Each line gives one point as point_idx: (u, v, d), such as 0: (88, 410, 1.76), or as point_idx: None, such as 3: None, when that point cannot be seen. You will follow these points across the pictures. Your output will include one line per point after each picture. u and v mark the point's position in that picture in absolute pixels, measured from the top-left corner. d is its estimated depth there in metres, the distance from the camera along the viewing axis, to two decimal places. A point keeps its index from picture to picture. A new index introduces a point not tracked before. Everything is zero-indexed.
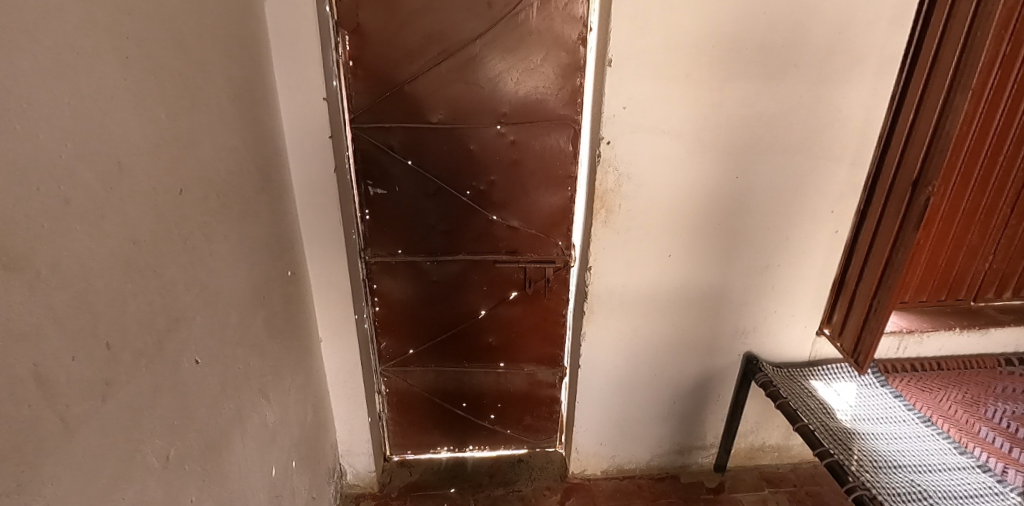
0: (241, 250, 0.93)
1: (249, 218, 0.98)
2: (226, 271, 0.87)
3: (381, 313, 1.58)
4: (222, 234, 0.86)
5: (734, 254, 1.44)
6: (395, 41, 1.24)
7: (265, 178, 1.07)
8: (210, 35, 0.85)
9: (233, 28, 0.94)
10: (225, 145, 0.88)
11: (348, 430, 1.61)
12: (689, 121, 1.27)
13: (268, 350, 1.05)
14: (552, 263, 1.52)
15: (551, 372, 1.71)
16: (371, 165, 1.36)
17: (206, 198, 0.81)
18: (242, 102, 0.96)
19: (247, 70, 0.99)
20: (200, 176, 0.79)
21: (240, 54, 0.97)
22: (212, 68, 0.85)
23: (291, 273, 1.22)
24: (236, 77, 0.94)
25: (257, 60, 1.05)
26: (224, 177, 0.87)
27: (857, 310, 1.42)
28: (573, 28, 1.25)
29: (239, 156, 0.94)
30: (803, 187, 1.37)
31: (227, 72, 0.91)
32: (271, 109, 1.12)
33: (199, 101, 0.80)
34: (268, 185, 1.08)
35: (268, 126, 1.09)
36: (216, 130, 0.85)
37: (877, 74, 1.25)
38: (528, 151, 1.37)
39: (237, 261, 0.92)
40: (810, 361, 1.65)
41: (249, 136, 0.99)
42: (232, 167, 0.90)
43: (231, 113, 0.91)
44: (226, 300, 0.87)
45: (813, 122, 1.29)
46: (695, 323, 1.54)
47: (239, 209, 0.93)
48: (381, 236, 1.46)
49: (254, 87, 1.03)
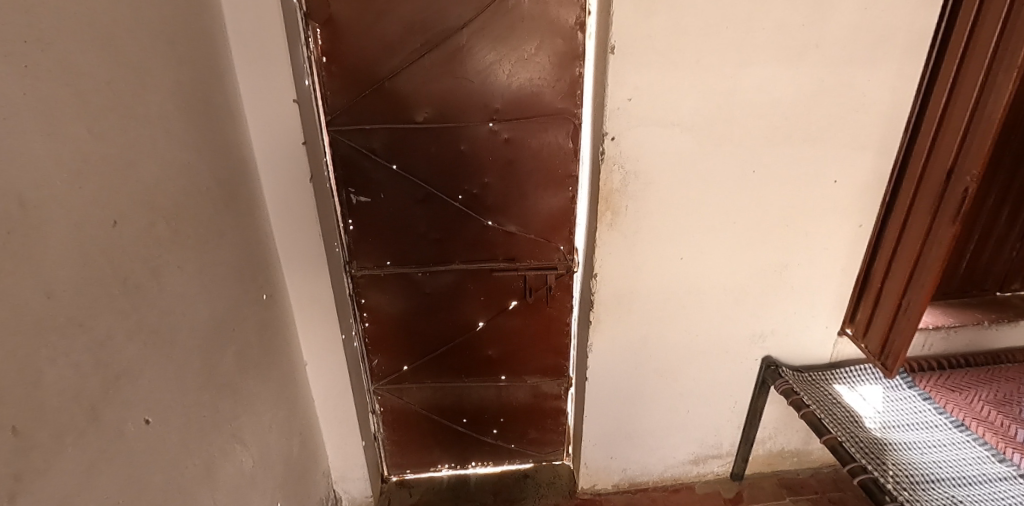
0: (201, 280, 0.82)
1: (212, 243, 0.86)
2: (181, 307, 0.75)
3: (371, 329, 1.46)
4: (176, 265, 0.74)
5: (752, 254, 1.34)
6: (372, 33, 1.11)
7: (230, 194, 0.94)
8: (150, 32, 0.72)
9: (180, 23, 0.81)
10: (175, 162, 0.76)
11: (342, 455, 1.51)
12: (701, 113, 1.15)
13: (242, 388, 0.95)
14: (554, 270, 1.40)
15: (556, 383, 1.60)
16: (352, 170, 1.24)
17: (154, 227, 0.69)
18: (195, 110, 0.84)
19: (203, 73, 0.87)
20: (142, 204, 0.67)
21: (192, 54, 0.84)
22: (156, 74, 0.73)
23: (267, 296, 1.10)
24: (189, 82, 0.82)
25: (214, 61, 0.92)
26: (177, 200, 0.76)
27: (885, 309, 1.32)
28: (569, 12, 1.12)
29: (194, 173, 0.82)
30: (825, 180, 1.26)
31: (177, 77, 0.79)
32: (234, 115, 0.99)
33: (138, 114, 0.68)
34: (235, 202, 0.96)
35: (230, 134, 0.96)
36: (163, 146, 0.73)
37: (907, 52, 1.13)
38: (524, 149, 1.25)
39: (197, 293, 0.80)
40: (832, 363, 1.55)
41: (208, 149, 0.87)
42: (186, 187, 0.79)
43: (183, 127, 0.79)
44: (185, 341, 0.76)
45: (838, 107, 1.18)
46: (710, 330, 1.43)
47: (196, 235, 0.81)
48: (368, 247, 1.34)
49: (211, 91, 0.90)
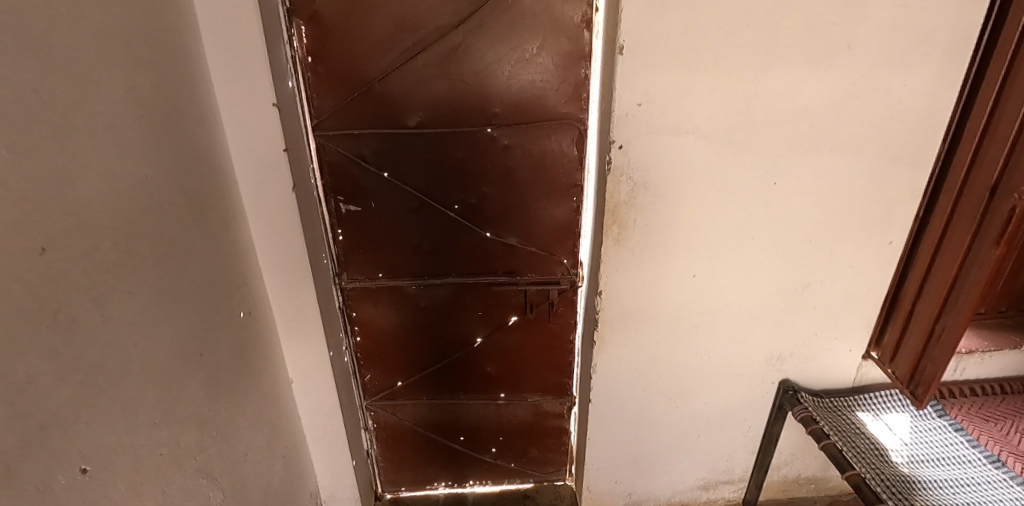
0: (154, 306, 0.75)
1: (170, 265, 0.79)
2: (127, 337, 0.69)
3: (363, 344, 1.38)
4: (119, 291, 0.67)
5: (771, 272, 1.24)
6: (361, 31, 1.02)
7: (197, 209, 0.88)
8: (96, 33, 0.65)
9: (143, 25, 0.74)
10: (123, 177, 0.69)
11: (331, 474, 1.44)
12: (719, 120, 1.05)
13: (208, 418, 0.88)
14: (557, 285, 1.30)
15: (557, 402, 1.51)
16: (340, 177, 1.16)
17: (91, 252, 0.62)
18: (156, 120, 0.77)
19: (169, 78, 0.81)
20: (75, 228, 0.60)
21: (157, 60, 0.78)
22: (102, 79, 0.65)
23: (245, 314, 1.05)
24: (154, 92, 0.76)
25: (184, 64, 0.86)
26: (124, 220, 0.69)
27: (916, 333, 1.22)
28: (575, 8, 1.03)
29: (150, 189, 0.75)
30: (853, 193, 1.15)
31: (134, 84, 0.72)
32: (205, 122, 0.92)
33: (75, 126, 0.60)
34: (203, 217, 0.89)
35: (199, 143, 0.89)
36: (110, 160, 0.66)
37: (951, 54, 1.01)
38: (524, 157, 1.16)
39: (148, 322, 0.73)
40: (855, 388, 1.44)
41: (171, 161, 0.80)
42: (136, 206, 0.71)
43: (140, 139, 0.73)
44: (130, 376, 0.69)
45: (868, 116, 1.07)
46: (723, 351, 1.34)
47: (150, 256, 0.74)
48: (359, 259, 1.25)
49: (177, 97, 0.83)
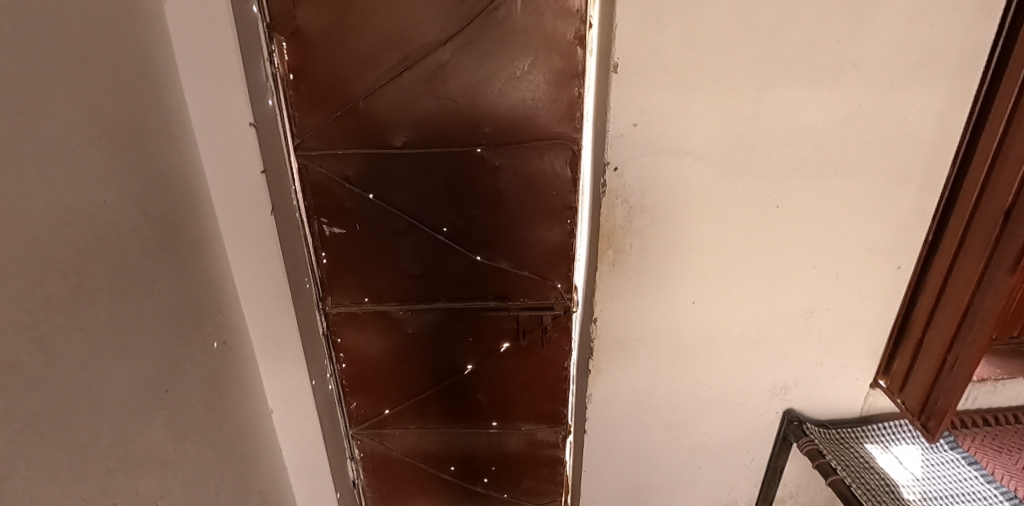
0: (103, 340, 0.70)
1: (123, 297, 0.75)
2: (68, 379, 0.64)
3: (349, 371, 1.30)
4: (58, 328, 0.62)
5: (774, 298, 1.18)
6: (344, 48, 0.97)
7: (155, 235, 0.83)
8: (26, 50, 0.60)
9: (82, 44, 0.71)
10: (65, 204, 0.64)
11: (311, 494, 1.44)
12: (718, 140, 1.00)
13: (173, 458, 0.84)
14: (551, 311, 1.23)
15: (552, 431, 1.42)
16: (323, 198, 1.09)
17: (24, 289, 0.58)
18: (103, 145, 0.73)
19: (121, 102, 0.78)
20: (8, 265, 0.56)
21: (102, 81, 0.74)
22: (38, 102, 0.61)
23: (221, 344, 1.01)
24: (100, 115, 0.73)
25: (141, 85, 0.83)
26: (65, 252, 0.64)
27: (926, 362, 1.17)
28: (568, 24, 0.97)
29: (96, 216, 0.70)
30: (860, 217, 1.10)
31: (72, 105, 0.68)
32: (166, 144, 0.88)
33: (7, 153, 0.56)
34: (161, 244, 0.85)
35: (157, 167, 0.85)
36: (49, 188, 0.62)
37: (960, 72, 0.97)
38: (516, 178, 1.10)
39: (95, 361, 0.68)
40: (862, 418, 1.38)
41: (121, 186, 0.76)
42: (81, 233, 0.67)
43: (84, 163, 0.69)
44: (72, 419, 0.64)
45: (872, 139, 1.02)
46: (725, 380, 1.28)
47: (95, 288, 0.69)
48: (344, 283, 1.19)
49: (128, 121, 0.79)
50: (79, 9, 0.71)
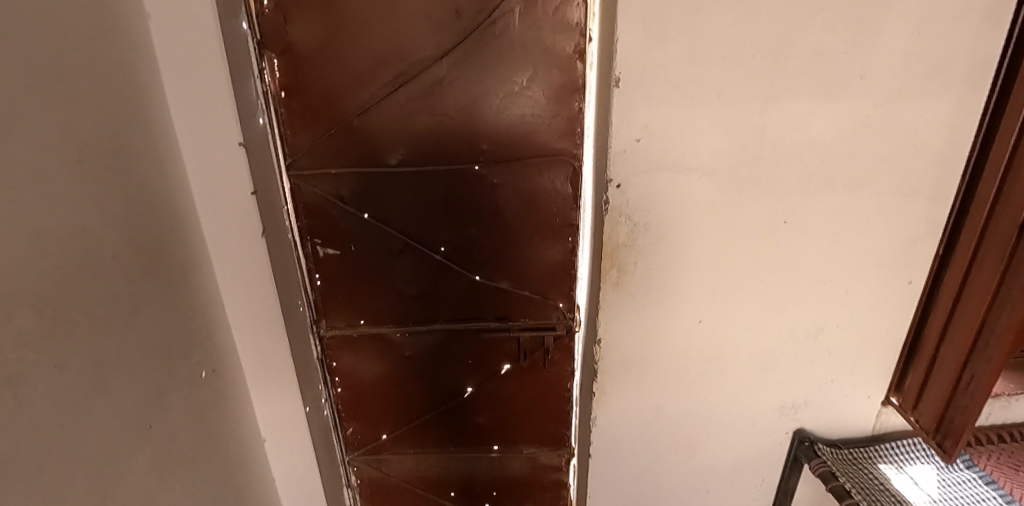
0: (81, 375, 0.66)
1: (103, 328, 0.71)
2: (40, 420, 0.60)
3: (344, 395, 1.26)
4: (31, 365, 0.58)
5: (782, 315, 1.15)
6: (338, 65, 0.94)
7: (139, 262, 0.80)
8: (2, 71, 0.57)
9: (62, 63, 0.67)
10: (40, 233, 0.61)
11: None
12: (724, 155, 0.98)
13: (157, 496, 0.79)
14: (553, 331, 1.19)
15: (555, 453, 1.37)
16: (316, 218, 1.06)
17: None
18: (84, 169, 0.70)
19: (102, 123, 0.75)
20: None
21: (83, 101, 0.71)
22: (12, 126, 0.58)
23: (209, 372, 0.97)
24: (81, 137, 0.70)
25: (123, 105, 0.80)
26: (40, 283, 0.60)
27: (940, 379, 1.13)
28: (568, 38, 0.95)
29: (75, 244, 0.67)
30: (869, 232, 1.07)
31: (51, 128, 0.64)
32: (148, 166, 0.85)
33: None
34: (146, 270, 0.81)
35: (139, 190, 0.81)
36: (23, 216, 0.58)
37: (970, 83, 0.94)
38: (515, 196, 1.07)
39: (72, 398, 0.64)
40: (874, 436, 1.34)
41: (102, 211, 0.72)
42: (58, 262, 0.63)
43: (61, 188, 0.65)
44: (46, 462, 0.60)
45: (881, 152, 1.00)
46: (733, 400, 1.24)
47: (73, 319, 0.65)
48: (338, 305, 1.15)
49: (109, 142, 0.76)
50: (59, 29, 0.67)
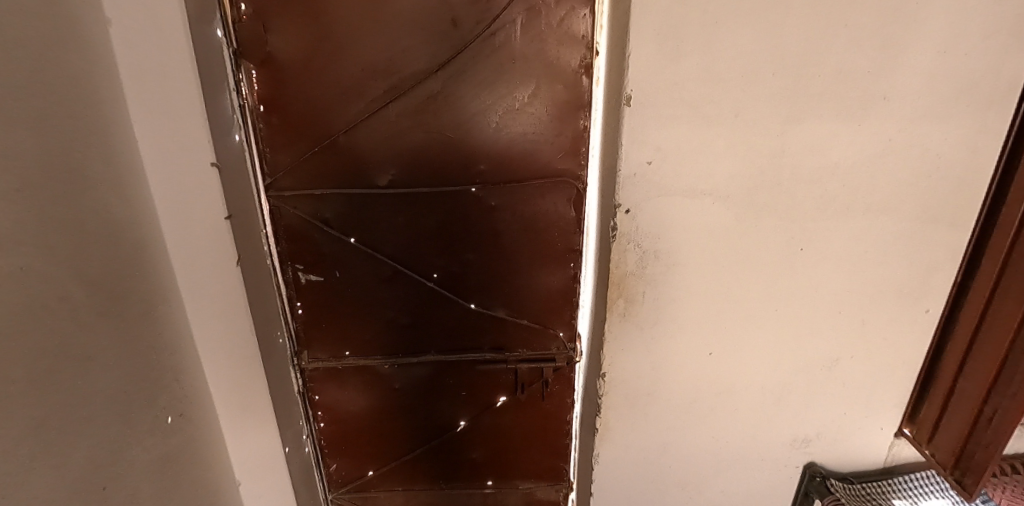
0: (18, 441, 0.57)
1: (46, 382, 0.61)
2: None
3: (328, 430, 1.17)
4: None
5: (796, 346, 1.08)
6: (323, 77, 0.87)
7: (94, 300, 0.70)
8: None
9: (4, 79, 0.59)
10: None
11: None
12: (739, 180, 0.91)
13: None
14: (552, 363, 1.11)
15: (553, 489, 1.28)
16: (298, 242, 0.98)
17: None
18: (27, 199, 0.60)
19: (50, 145, 0.65)
20: None
21: (29, 122, 0.62)
22: None
23: (176, 417, 0.87)
24: (24, 160, 0.60)
25: (77, 125, 0.70)
26: None
27: (958, 413, 1.07)
28: (573, 52, 0.88)
29: (14, 288, 0.57)
30: (888, 260, 1.02)
31: None
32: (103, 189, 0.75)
33: None
34: (101, 309, 0.72)
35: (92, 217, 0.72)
36: None
37: (997, 105, 0.89)
38: (514, 219, 0.99)
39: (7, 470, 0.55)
40: (886, 469, 1.27)
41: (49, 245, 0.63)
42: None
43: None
44: None
45: (903, 176, 0.94)
46: (743, 434, 1.17)
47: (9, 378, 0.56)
48: (322, 335, 1.06)
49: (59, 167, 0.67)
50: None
